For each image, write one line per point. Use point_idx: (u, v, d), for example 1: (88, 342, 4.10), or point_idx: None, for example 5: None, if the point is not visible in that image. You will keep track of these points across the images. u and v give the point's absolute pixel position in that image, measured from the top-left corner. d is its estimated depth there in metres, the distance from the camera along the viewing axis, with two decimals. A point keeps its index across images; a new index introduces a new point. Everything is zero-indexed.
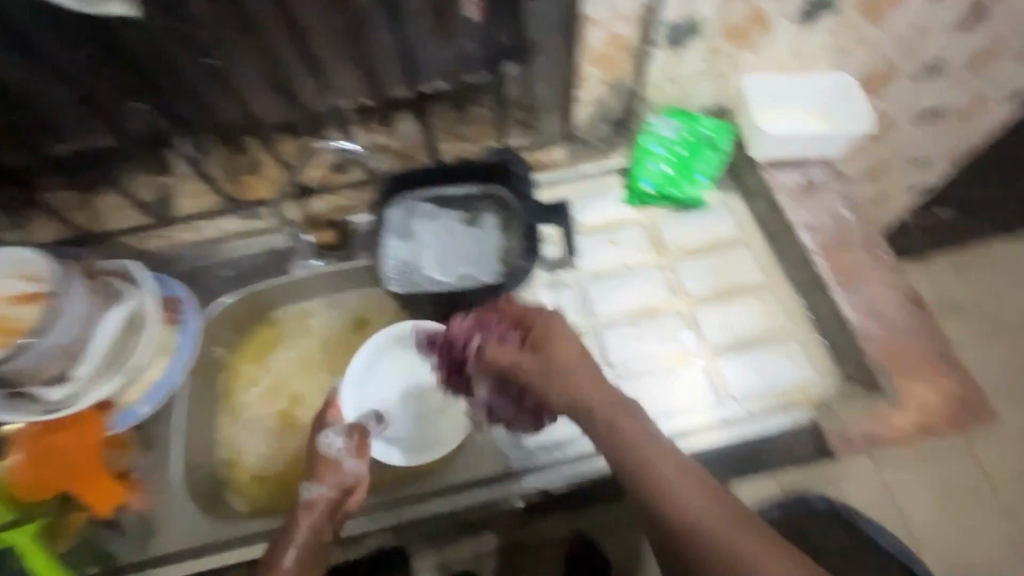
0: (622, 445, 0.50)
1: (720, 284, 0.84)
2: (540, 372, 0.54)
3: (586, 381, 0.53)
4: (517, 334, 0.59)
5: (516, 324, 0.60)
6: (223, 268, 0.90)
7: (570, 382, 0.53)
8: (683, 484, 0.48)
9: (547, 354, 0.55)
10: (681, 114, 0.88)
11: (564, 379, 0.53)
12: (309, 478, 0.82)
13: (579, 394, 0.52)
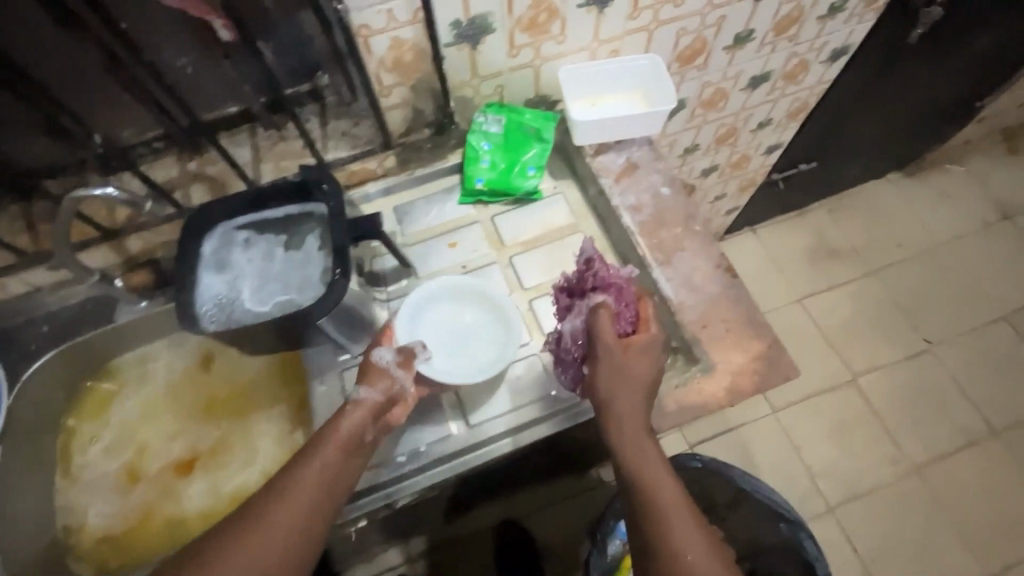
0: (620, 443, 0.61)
1: (556, 274, 0.85)
2: (614, 372, 0.64)
3: (638, 375, 0.64)
4: (631, 310, 0.70)
5: (632, 296, 0.71)
6: (35, 324, 0.83)
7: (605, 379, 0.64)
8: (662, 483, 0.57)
9: (631, 361, 0.65)
10: (504, 108, 0.89)
11: (604, 382, 0.64)
12: (164, 527, 0.79)
13: (619, 404, 0.62)
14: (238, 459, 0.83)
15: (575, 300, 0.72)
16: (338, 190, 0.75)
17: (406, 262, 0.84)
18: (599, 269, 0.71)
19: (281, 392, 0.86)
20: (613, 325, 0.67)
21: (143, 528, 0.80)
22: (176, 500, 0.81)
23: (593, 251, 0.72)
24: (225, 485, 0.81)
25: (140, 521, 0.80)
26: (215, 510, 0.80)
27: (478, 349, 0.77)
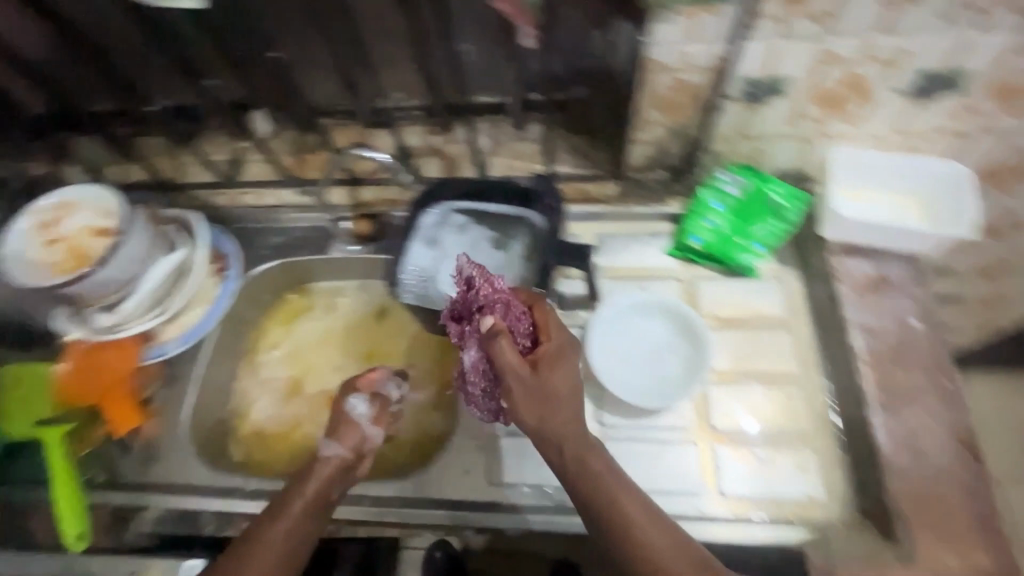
0: (577, 459, 0.59)
1: (747, 366, 0.75)
2: (531, 393, 0.61)
3: (563, 385, 0.62)
4: (527, 320, 0.66)
5: (523, 306, 0.67)
6: (271, 235, 0.96)
7: (557, 414, 0.61)
8: (626, 498, 0.58)
9: (548, 378, 0.62)
10: (752, 173, 0.80)
11: (558, 396, 0.61)
12: (301, 446, 0.87)
13: (559, 425, 0.60)
14: None
15: (470, 323, 0.67)
16: (561, 212, 0.77)
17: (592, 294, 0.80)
18: (489, 288, 0.66)
19: (433, 369, 0.90)
20: (547, 336, 0.65)
21: (286, 441, 0.88)
22: (318, 427, 0.88)
23: (468, 269, 0.66)
24: None
25: (287, 436, 0.88)
26: None
27: (676, 353, 0.76)
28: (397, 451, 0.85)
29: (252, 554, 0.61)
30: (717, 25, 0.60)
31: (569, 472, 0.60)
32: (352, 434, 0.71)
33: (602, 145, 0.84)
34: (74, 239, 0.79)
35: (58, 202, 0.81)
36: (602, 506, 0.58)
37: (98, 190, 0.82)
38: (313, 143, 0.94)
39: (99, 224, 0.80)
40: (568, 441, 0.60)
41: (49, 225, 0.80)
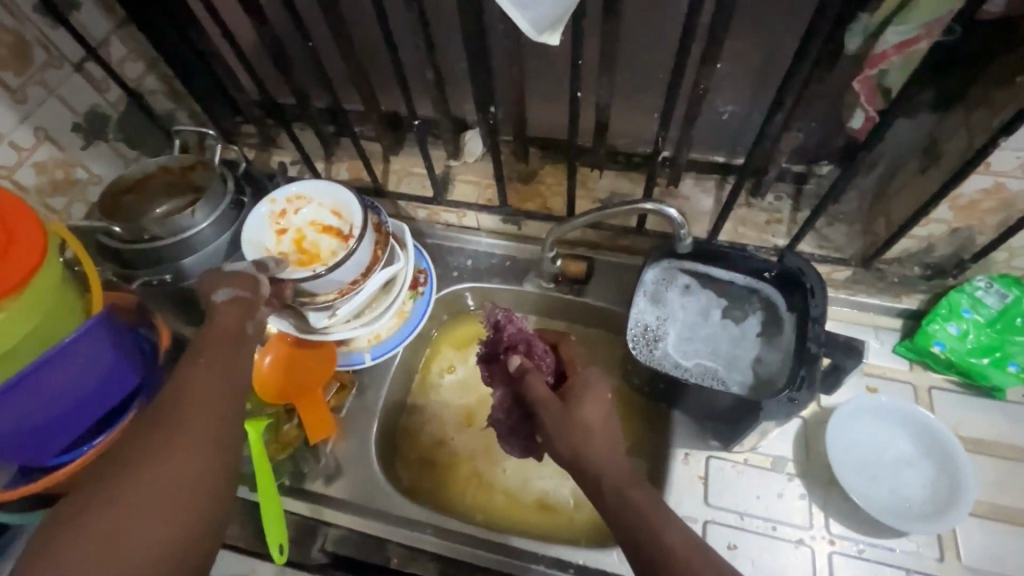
0: (612, 494, 0.52)
1: (998, 500, 0.69)
2: (560, 425, 0.58)
3: (592, 416, 0.58)
4: (552, 358, 0.68)
5: (548, 345, 0.70)
6: (464, 257, 0.95)
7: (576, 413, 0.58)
8: (676, 538, 0.48)
9: (575, 409, 0.59)
10: (1020, 286, 0.73)
11: (577, 416, 0.58)
12: (473, 481, 0.84)
13: (598, 449, 0.55)
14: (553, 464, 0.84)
15: (497, 365, 0.71)
16: (823, 294, 0.68)
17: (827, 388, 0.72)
18: (515, 327, 0.71)
19: None
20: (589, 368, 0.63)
21: (457, 473, 0.85)
22: (491, 464, 0.85)
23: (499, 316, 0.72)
24: (536, 481, 0.83)
25: (461, 469, 0.85)
26: (519, 498, 0.82)
27: (920, 469, 0.69)
28: (574, 507, 0.81)
29: (179, 399, 0.52)
30: None
31: (616, 499, 0.52)
32: (247, 277, 0.65)
33: (846, 228, 0.79)
34: (301, 232, 0.78)
35: (289, 193, 0.80)
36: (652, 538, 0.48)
37: (334, 186, 0.79)
38: (521, 173, 0.90)
39: (328, 219, 0.79)
40: (614, 474, 0.53)
41: (280, 215, 0.79)
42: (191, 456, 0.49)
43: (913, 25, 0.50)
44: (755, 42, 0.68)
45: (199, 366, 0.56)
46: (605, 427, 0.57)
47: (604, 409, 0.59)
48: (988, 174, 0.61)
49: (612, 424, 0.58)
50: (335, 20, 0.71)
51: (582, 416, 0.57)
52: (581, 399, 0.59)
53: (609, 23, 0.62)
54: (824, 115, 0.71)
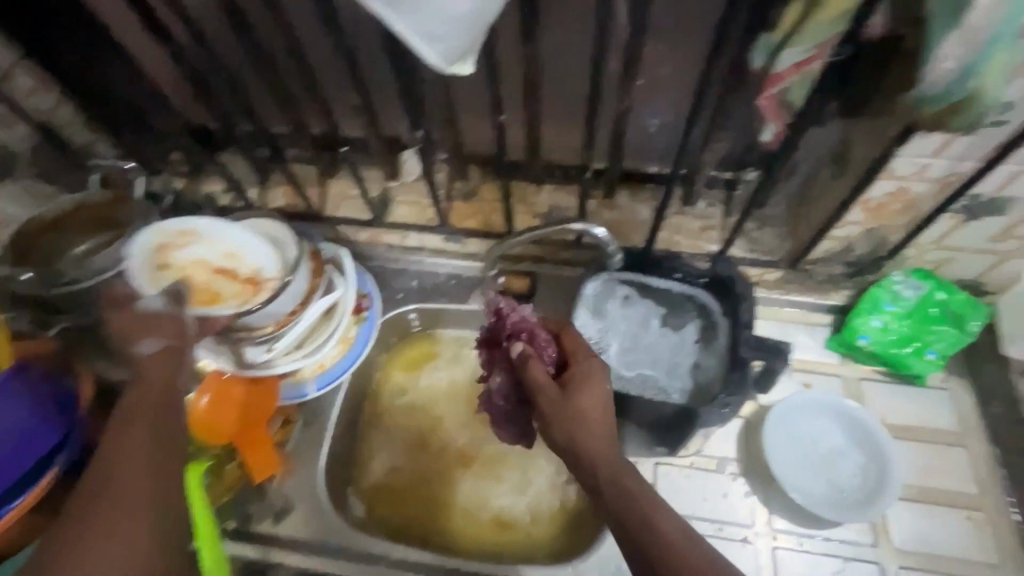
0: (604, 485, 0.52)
1: (926, 483, 0.73)
2: (556, 412, 0.58)
3: (588, 399, 0.58)
4: (554, 347, 0.66)
5: (550, 334, 0.67)
6: (409, 278, 0.94)
7: (572, 396, 0.59)
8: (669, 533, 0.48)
9: (573, 398, 0.58)
10: (932, 279, 0.77)
11: (574, 398, 0.59)
12: (428, 505, 0.83)
13: (595, 432, 0.55)
14: (509, 482, 0.84)
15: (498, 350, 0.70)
16: (752, 299, 0.71)
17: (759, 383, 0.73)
18: (516, 316, 0.69)
19: None
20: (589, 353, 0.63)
21: (412, 499, 0.84)
22: (446, 486, 0.84)
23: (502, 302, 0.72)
24: (492, 500, 0.83)
25: (416, 496, 0.84)
26: (476, 518, 0.82)
27: (852, 460, 0.73)
28: (531, 523, 0.81)
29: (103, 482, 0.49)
30: (971, 147, 0.59)
31: (609, 489, 0.52)
32: (170, 321, 0.61)
33: (773, 231, 0.82)
34: (190, 272, 0.70)
35: (183, 224, 0.70)
36: (643, 530, 0.48)
37: (250, 238, 0.73)
38: (461, 191, 0.90)
39: (227, 264, 0.72)
40: (610, 467, 0.53)
41: (167, 247, 0.70)
42: (125, 546, 0.46)
43: (804, 47, 0.54)
44: (674, 58, 0.70)
45: (138, 427, 0.53)
46: (601, 411, 0.57)
47: (600, 395, 0.59)
48: (892, 179, 0.64)
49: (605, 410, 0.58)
50: (253, 48, 0.69)
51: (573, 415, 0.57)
52: (580, 385, 0.59)
53: (528, 45, 0.63)
54: (744, 126, 0.73)
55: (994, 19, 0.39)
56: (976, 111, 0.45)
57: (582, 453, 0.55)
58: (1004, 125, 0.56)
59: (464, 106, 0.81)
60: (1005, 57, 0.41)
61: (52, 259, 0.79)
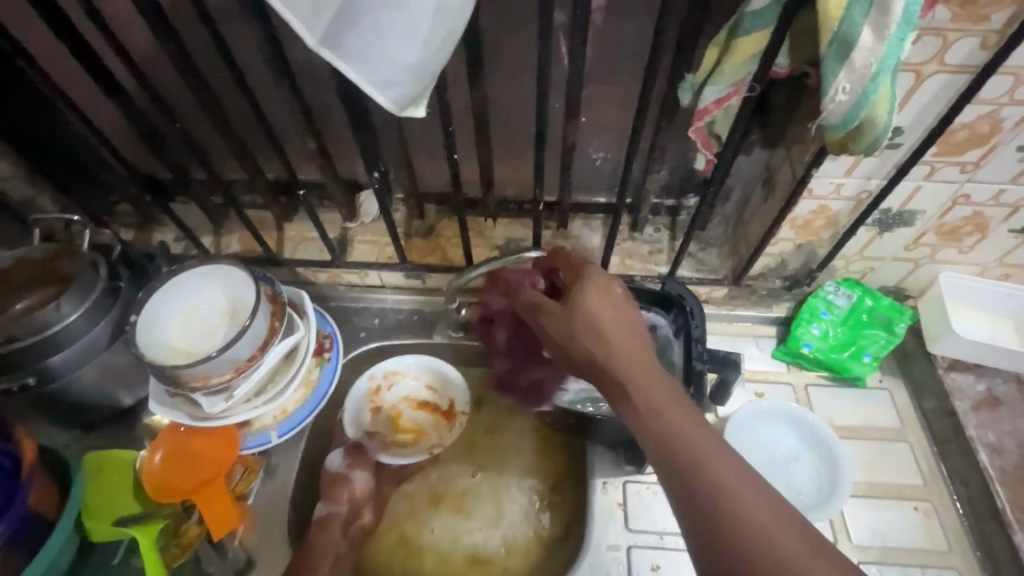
0: (668, 426, 0.51)
1: (875, 479, 0.78)
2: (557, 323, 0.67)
3: (607, 313, 0.60)
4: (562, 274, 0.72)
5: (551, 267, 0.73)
6: (371, 316, 0.94)
7: (590, 324, 0.60)
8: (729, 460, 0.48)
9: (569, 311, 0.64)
10: (860, 287, 0.84)
11: (582, 328, 0.61)
12: (401, 548, 0.81)
13: (603, 335, 0.59)
14: (481, 517, 0.82)
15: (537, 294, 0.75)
16: (700, 315, 0.75)
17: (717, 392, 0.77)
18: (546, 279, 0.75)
19: (538, 466, 0.86)
20: (600, 274, 0.64)
21: (384, 544, 0.81)
22: (418, 527, 0.82)
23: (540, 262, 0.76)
24: (465, 537, 0.81)
25: (388, 538, 0.82)
26: (449, 558, 0.80)
27: (806, 462, 0.77)
28: (506, 557, 0.80)
29: None
30: (875, 166, 0.66)
31: (671, 432, 0.51)
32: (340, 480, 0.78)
33: (716, 251, 0.88)
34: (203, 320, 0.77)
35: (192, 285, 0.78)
36: (718, 464, 0.48)
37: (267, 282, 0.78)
38: (420, 229, 0.92)
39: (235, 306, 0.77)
40: (672, 404, 0.53)
41: (188, 306, 0.77)
42: None
43: (721, 85, 0.57)
44: (612, 98, 0.76)
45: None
46: (612, 332, 0.59)
47: (611, 304, 0.61)
48: (812, 198, 0.71)
49: (620, 327, 0.59)
50: (207, 100, 0.71)
51: (585, 312, 0.62)
52: (587, 303, 0.61)
53: (476, 90, 0.67)
54: (679, 156, 0.80)
55: (875, 57, 0.45)
56: (873, 135, 0.51)
57: (649, 403, 0.53)
58: (899, 146, 0.63)
59: (420, 147, 0.84)
60: (888, 88, 0.48)
61: None
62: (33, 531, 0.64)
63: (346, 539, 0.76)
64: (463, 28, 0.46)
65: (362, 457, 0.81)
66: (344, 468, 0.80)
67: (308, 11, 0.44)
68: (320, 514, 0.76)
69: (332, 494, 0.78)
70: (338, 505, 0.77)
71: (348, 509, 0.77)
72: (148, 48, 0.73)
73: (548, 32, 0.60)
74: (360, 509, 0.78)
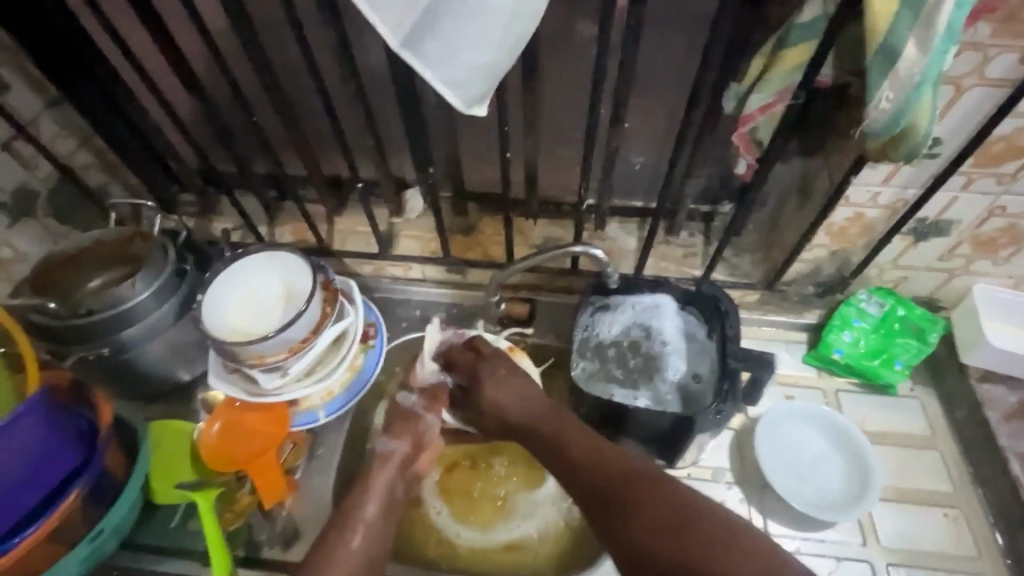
0: (568, 451, 0.67)
1: (904, 484, 0.79)
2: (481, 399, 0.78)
3: (523, 387, 0.76)
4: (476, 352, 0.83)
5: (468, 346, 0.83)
6: (412, 307, 0.99)
7: (512, 413, 0.75)
8: (621, 455, 0.65)
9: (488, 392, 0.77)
10: (893, 296, 0.85)
11: (509, 413, 0.75)
12: (434, 532, 0.83)
13: (519, 413, 0.74)
14: (514, 507, 0.84)
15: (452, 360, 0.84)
16: (735, 316, 0.78)
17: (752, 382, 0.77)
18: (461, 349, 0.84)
19: None
20: (496, 363, 0.79)
21: (420, 529, 0.84)
22: (451, 515, 0.84)
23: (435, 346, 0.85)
24: (498, 528, 0.83)
25: (420, 519, 0.84)
26: (483, 545, 0.82)
27: (836, 464, 0.78)
28: (538, 545, 0.82)
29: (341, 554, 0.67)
30: (912, 175, 0.68)
31: (577, 462, 0.66)
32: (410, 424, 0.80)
33: (749, 256, 0.90)
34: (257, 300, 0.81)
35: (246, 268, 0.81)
36: (614, 472, 0.64)
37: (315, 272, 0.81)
38: (462, 226, 0.96)
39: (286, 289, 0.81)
40: (568, 434, 0.69)
41: (241, 286, 0.81)
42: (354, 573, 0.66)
43: (766, 93, 0.60)
44: (655, 105, 0.80)
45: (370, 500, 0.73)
46: (519, 405, 0.75)
47: (523, 383, 0.77)
48: (849, 205, 0.73)
49: (532, 398, 0.75)
50: (278, 97, 0.76)
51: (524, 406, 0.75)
52: (496, 400, 0.76)
53: (529, 93, 0.72)
54: (718, 163, 0.83)
55: (919, 68, 0.48)
56: (913, 142, 0.54)
57: (556, 442, 0.69)
58: (937, 157, 0.66)
59: (468, 148, 0.89)
60: (929, 98, 0.51)
61: (65, 289, 0.81)
62: (106, 489, 0.70)
63: (402, 482, 0.77)
64: (532, 34, 0.50)
65: (435, 403, 0.82)
66: (419, 407, 0.81)
67: (394, 15, 0.49)
68: (382, 449, 0.77)
69: (395, 431, 0.79)
70: (401, 443, 0.78)
71: (409, 451, 0.78)
72: (225, 48, 0.80)
73: (603, 41, 0.64)
74: (420, 452, 0.79)
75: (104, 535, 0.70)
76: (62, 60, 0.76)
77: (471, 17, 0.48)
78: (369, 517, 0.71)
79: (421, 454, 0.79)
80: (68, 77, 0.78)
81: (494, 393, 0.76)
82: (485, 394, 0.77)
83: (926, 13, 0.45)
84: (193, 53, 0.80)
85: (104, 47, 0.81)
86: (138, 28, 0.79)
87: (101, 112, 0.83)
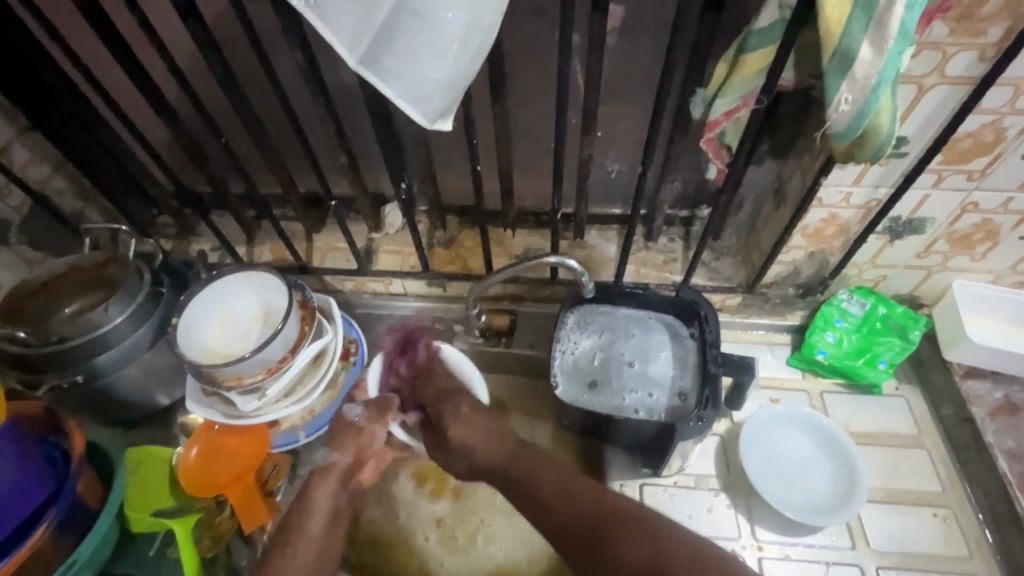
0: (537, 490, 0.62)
1: (892, 485, 0.79)
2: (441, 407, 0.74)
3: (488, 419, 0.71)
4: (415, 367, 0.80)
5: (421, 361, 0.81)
6: (395, 322, 0.99)
7: (461, 435, 0.70)
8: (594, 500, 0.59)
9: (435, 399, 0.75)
10: (873, 294, 0.85)
11: (466, 446, 0.70)
12: (418, 553, 0.82)
13: (485, 455, 0.68)
14: (502, 525, 0.83)
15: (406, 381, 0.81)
16: (715, 319, 0.77)
17: (737, 384, 0.77)
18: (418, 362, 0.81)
19: None
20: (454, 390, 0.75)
21: (405, 552, 0.82)
22: (437, 536, 0.82)
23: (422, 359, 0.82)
24: (486, 547, 0.81)
25: (406, 540, 0.83)
26: (470, 565, 0.80)
27: (822, 468, 0.77)
28: (527, 564, 0.80)
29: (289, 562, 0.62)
30: (882, 175, 0.68)
31: (556, 499, 0.60)
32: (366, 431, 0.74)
33: (729, 260, 0.90)
34: (237, 323, 0.80)
35: (223, 292, 0.80)
36: (582, 515, 0.58)
37: (296, 291, 0.81)
38: (441, 239, 0.96)
39: (265, 311, 0.81)
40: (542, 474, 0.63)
41: (221, 307, 0.81)
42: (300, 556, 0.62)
43: (731, 98, 0.60)
44: (626, 113, 0.80)
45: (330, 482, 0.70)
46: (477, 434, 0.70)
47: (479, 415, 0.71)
48: (822, 207, 0.73)
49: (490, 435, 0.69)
50: (248, 117, 0.76)
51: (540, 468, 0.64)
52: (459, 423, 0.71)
53: (497, 105, 0.71)
54: (691, 168, 0.83)
55: (875, 70, 0.48)
56: (876, 143, 0.54)
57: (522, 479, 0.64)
58: (905, 155, 0.66)
59: (443, 161, 0.89)
60: (888, 98, 0.51)
61: (39, 316, 0.80)
62: (77, 521, 0.69)
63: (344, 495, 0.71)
64: (489, 49, 0.50)
65: (381, 415, 0.76)
66: (362, 418, 0.75)
67: (349, 36, 0.49)
68: (322, 463, 0.71)
69: (338, 444, 0.73)
70: (343, 454, 0.72)
71: (351, 463, 0.72)
72: (193, 71, 0.79)
73: (567, 53, 0.64)
74: (364, 464, 0.74)
75: (77, 568, 0.68)
76: (28, 86, 0.76)
77: (423, 33, 0.48)
78: (311, 534, 0.65)
79: (366, 466, 0.74)
80: (34, 105, 0.77)
81: (458, 431, 0.70)
82: (449, 433, 0.71)
83: (877, 15, 0.46)
84: (162, 76, 0.80)
85: (71, 73, 0.81)
86: (104, 54, 0.78)
87: (69, 139, 0.82)
